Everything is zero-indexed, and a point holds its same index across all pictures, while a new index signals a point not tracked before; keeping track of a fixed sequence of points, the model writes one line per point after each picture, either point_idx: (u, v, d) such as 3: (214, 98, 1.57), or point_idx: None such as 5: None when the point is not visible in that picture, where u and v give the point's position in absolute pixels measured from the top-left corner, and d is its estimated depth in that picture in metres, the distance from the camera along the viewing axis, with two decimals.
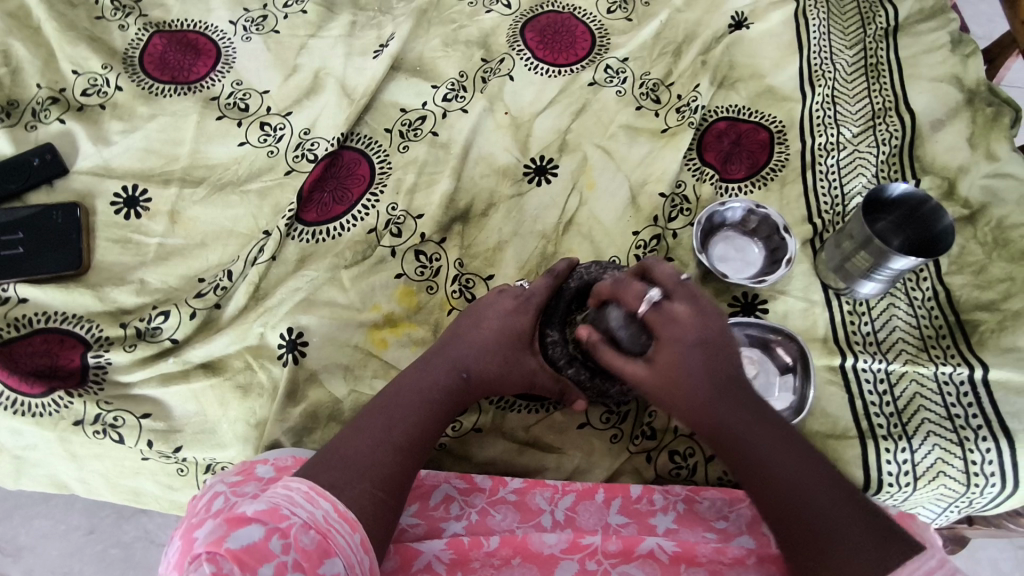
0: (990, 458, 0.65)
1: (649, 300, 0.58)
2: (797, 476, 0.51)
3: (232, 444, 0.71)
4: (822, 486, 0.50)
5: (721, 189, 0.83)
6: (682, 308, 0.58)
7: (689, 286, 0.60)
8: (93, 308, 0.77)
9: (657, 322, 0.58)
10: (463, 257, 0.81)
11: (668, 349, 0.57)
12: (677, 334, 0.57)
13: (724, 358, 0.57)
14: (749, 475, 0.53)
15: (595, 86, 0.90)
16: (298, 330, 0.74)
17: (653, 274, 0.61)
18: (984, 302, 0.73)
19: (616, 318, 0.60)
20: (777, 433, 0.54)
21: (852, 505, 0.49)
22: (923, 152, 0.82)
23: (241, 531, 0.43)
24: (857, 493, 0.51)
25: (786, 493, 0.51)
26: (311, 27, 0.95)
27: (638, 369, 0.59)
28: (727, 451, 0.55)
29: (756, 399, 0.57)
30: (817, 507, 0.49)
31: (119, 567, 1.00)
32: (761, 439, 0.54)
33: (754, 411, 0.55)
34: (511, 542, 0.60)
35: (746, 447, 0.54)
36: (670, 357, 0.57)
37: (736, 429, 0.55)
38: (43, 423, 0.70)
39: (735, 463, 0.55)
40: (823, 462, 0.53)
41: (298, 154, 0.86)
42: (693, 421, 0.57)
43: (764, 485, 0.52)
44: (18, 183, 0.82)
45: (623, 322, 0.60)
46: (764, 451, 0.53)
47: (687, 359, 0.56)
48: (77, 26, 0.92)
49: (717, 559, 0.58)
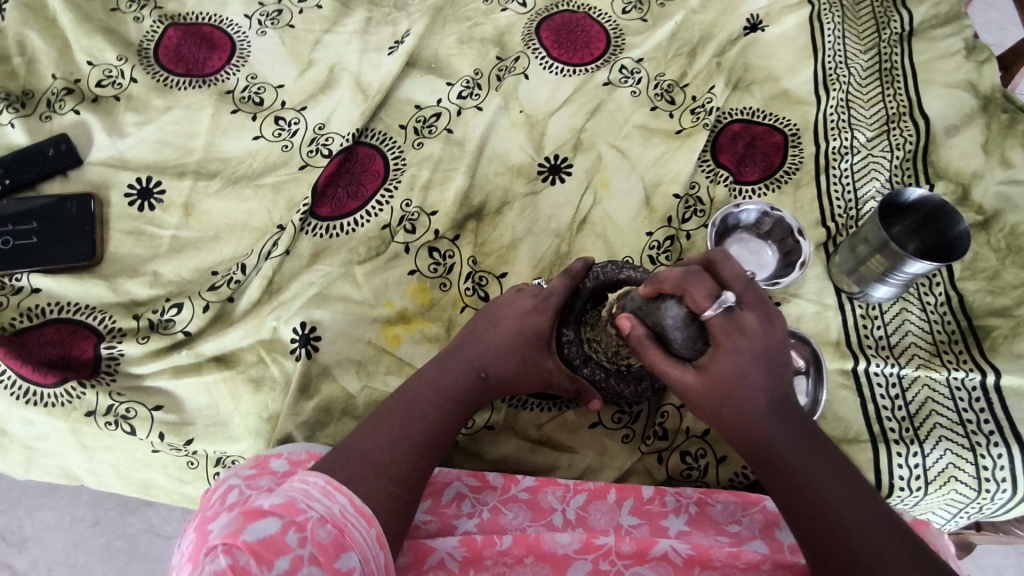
0: (1002, 464, 0.65)
1: (721, 305, 0.52)
2: (841, 502, 0.51)
3: (244, 438, 0.71)
4: (867, 515, 0.50)
5: (735, 191, 0.83)
6: (752, 317, 0.53)
7: (760, 290, 0.54)
8: (106, 299, 0.77)
9: (721, 329, 0.53)
10: (477, 254, 0.81)
11: (726, 359, 0.54)
12: (742, 344, 0.53)
13: (781, 372, 0.55)
14: (791, 494, 0.53)
15: (610, 85, 0.90)
16: (312, 325, 0.74)
17: (723, 272, 0.54)
18: (996, 308, 0.73)
19: (674, 317, 0.55)
20: (824, 459, 0.54)
21: (899, 539, 0.49)
22: (937, 158, 0.82)
23: (257, 523, 0.43)
24: (901, 526, 0.50)
25: (828, 516, 0.51)
26: (326, 22, 0.95)
27: (685, 374, 0.57)
28: (771, 466, 0.54)
29: (804, 416, 0.56)
30: (862, 536, 0.49)
31: (123, 560, 1.00)
32: (806, 461, 0.54)
33: (802, 433, 0.55)
34: (524, 542, 0.60)
35: (790, 465, 0.54)
36: (728, 368, 0.54)
37: (782, 449, 0.54)
38: (55, 413, 0.70)
39: (775, 478, 0.54)
40: (867, 490, 0.53)
41: (312, 149, 0.86)
42: (737, 432, 0.56)
43: (806, 506, 0.52)
44: (31, 173, 0.82)
45: (680, 323, 0.55)
46: (810, 473, 0.53)
47: (748, 372, 0.53)
48: (93, 17, 0.92)
49: (731, 563, 0.58)
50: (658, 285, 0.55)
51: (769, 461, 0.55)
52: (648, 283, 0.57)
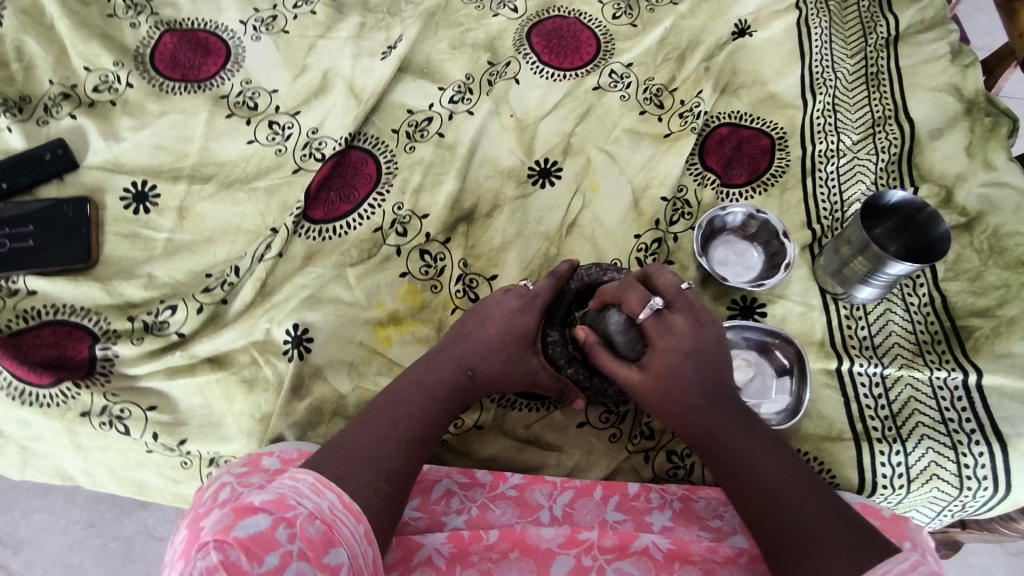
0: (983, 462, 0.66)
1: (650, 307, 0.61)
2: (779, 486, 0.53)
3: (237, 438, 0.72)
4: (806, 495, 0.52)
5: (722, 194, 0.84)
6: (680, 319, 0.61)
7: (689, 296, 0.62)
8: (101, 301, 0.78)
9: (654, 330, 0.61)
10: (467, 257, 0.82)
11: (663, 357, 0.60)
12: (673, 343, 0.60)
13: (716, 369, 0.60)
14: (736, 481, 0.55)
15: (599, 90, 0.91)
16: (304, 326, 0.75)
17: (654, 282, 0.64)
18: (979, 309, 0.74)
19: (615, 322, 0.64)
20: (763, 444, 0.56)
21: (838, 518, 0.50)
22: (921, 161, 0.83)
23: (248, 520, 0.44)
24: (840, 503, 0.52)
25: (769, 499, 0.53)
26: (320, 28, 0.96)
27: (631, 374, 0.62)
28: (714, 458, 0.57)
29: (746, 411, 0.59)
30: (798, 512, 0.51)
31: (118, 561, 1.01)
32: (745, 448, 0.56)
33: (740, 421, 0.58)
34: (510, 536, 0.61)
35: (731, 454, 0.56)
36: (664, 365, 0.60)
37: (722, 438, 0.57)
38: (50, 414, 0.71)
39: (719, 467, 0.57)
40: (807, 472, 0.55)
41: (306, 153, 0.87)
42: (683, 426, 0.59)
43: (749, 492, 0.54)
44: (28, 177, 0.83)
45: (621, 327, 0.63)
46: (750, 458, 0.55)
47: (681, 368, 0.59)
48: (90, 23, 0.94)
49: (709, 558, 0.59)
50: (602, 297, 0.65)
51: (712, 452, 0.57)
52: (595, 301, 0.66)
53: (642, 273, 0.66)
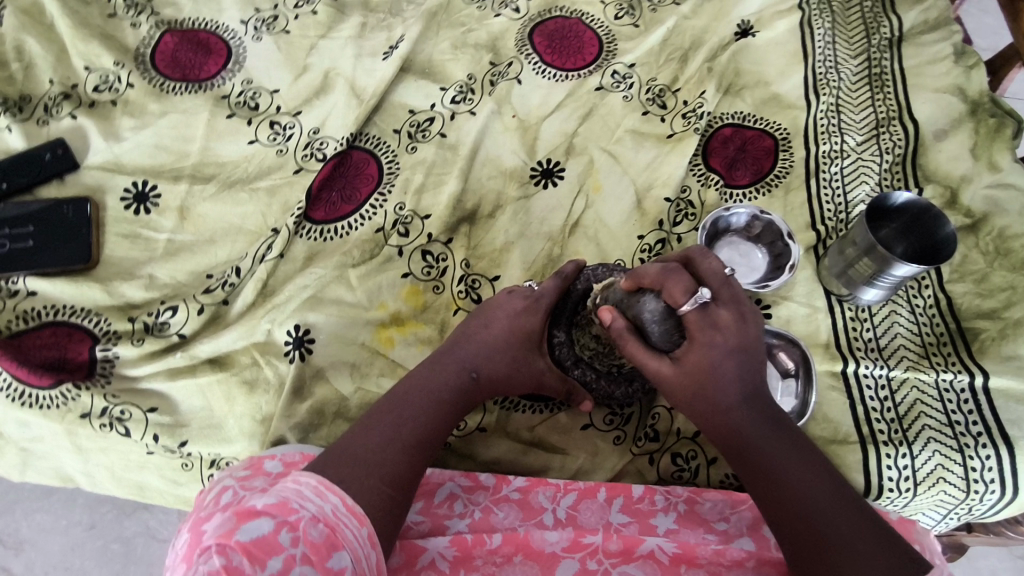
0: (990, 465, 0.65)
1: (696, 300, 0.55)
2: (813, 493, 0.53)
3: (238, 440, 0.71)
4: (837, 501, 0.53)
5: (726, 195, 0.84)
6: (726, 314, 0.56)
7: (735, 287, 0.57)
8: (101, 301, 0.77)
9: (697, 324, 0.56)
10: (470, 257, 0.82)
11: (701, 352, 0.56)
12: (715, 339, 0.56)
13: (753, 367, 0.58)
14: (766, 484, 0.55)
15: (602, 90, 0.91)
16: (305, 327, 0.75)
17: (699, 268, 0.57)
18: (985, 310, 0.74)
19: (652, 310, 0.56)
20: (795, 446, 0.56)
21: (872, 530, 0.51)
22: (925, 162, 0.83)
23: (250, 524, 0.44)
24: (868, 511, 0.53)
25: (800, 503, 0.53)
26: (321, 28, 0.96)
27: (664, 366, 0.58)
28: (744, 458, 0.56)
29: (778, 411, 0.58)
30: (831, 520, 0.51)
31: (119, 563, 1.00)
32: (778, 452, 0.55)
33: (773, 421, 0.57)
34: (513, 540, 0.60)
35: (764, 457, 0.55)
36: (703, 361, 0.56)
37: (754, 437, 0.56)
38: (50, 416, 0.71)
39: (749, 467, 0.56)
40: (835, 476, 0.55)
41: (307, 153, 0.87)
42: (713, 424, 0.58)
43: (781, 496, 0.54)
44: (28, 177, 0.83)
45: (658, 316, 0.56)
46: (781, 459, 0.55)
47: (721, 365, 0.56)
48: (90, 23, 0.93)
49: (716, 561, 0.59)
50: (639, 279, 0.58)
51: (741, 450, 0.57)
52: (628, 278, 0.59)
53: (686, 254, 0.59)
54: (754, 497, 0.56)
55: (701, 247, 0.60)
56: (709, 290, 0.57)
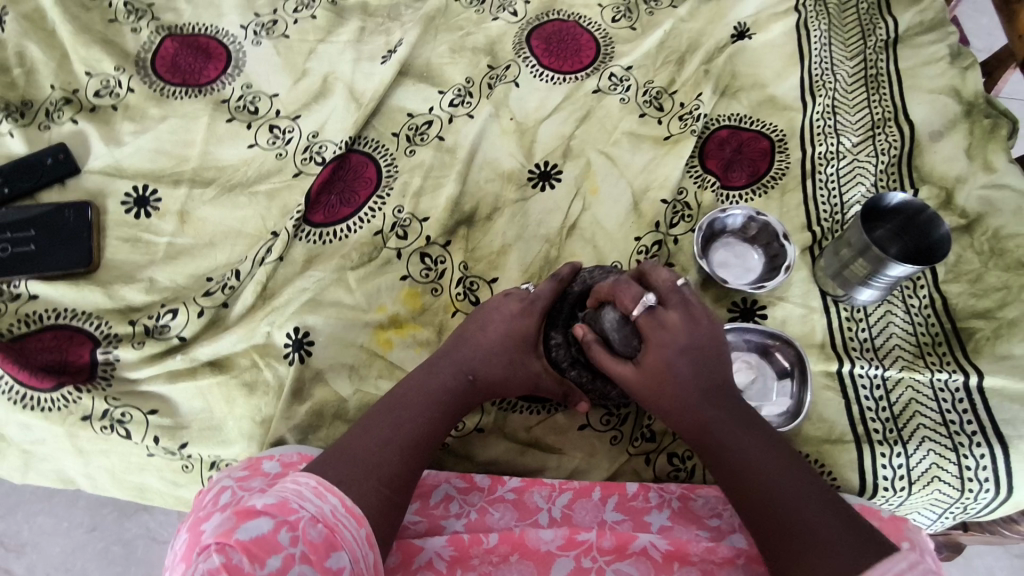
0: (984, 464, 0.66)
1: (642, 304, 0.62)
2: (779, 483, 0.53)
3: (238, 442, 0.72)
4: (803, 492, 0.52)
5: (722, 196, 0.84)
6: (674, 316, 0.61)
7: (683, 292, 0.63)
8: (102, 304, 0.78)
9: (648, 326, 0.61)
10: (468, 260, 0.82)
11: (656, 353, 0.60)
12: (666, 339, 0.60)
13: (712, 366, 0.60)
14: (734, 481, 0.55)
15: (599, 93, 0.91)
16: (304, 330, 0.75)
17: (648, 280, 0.64)
18: (980, 310, 0.74)
19: (610, 320, 0.64)
20: (761, 441, 0.56)
21: (835, 515, 0.50)
22: (920, 163, 0.83)
23: (250, 523, 0.44)
24: (836, 501, 0.52)
25: (764, 496, 0.53)
26: (320, 33, 0.96)
27: (627, 371, 0.62)
28: (710, 454, 0.57)
29: (745, 408, 0.59)
30: (795, 508, 0.51)
31: (120, 565, 1.01)
32: (743, 446, 0.56)
33: (740, 419, 0.57)
34: (509, 539, 0.61)
35: (729, 451, 0.56)
36: (659, 362, 0.60)
37: (717, 433, 0.57)
38: (51, 418, 0.71)
39: (716, 464, 0.57)
40: (805, 468, 0.55)
41: (306, 157, 0.87)
42: (679, 423, 0.59)
43: (747, 490, 0.54)
44: (30, 182, 0.84)
45: (616, 324, 0.63)
46: (746, 455, 0.55)
47: (675, 365, 0.59)
48: (91, 29, 0.94)
49: (708, 558, 0.59)
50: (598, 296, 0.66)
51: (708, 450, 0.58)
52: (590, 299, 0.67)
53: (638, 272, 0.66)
54: (728, 496, 0.56)
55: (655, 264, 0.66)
56: (657, 296, 0.63)
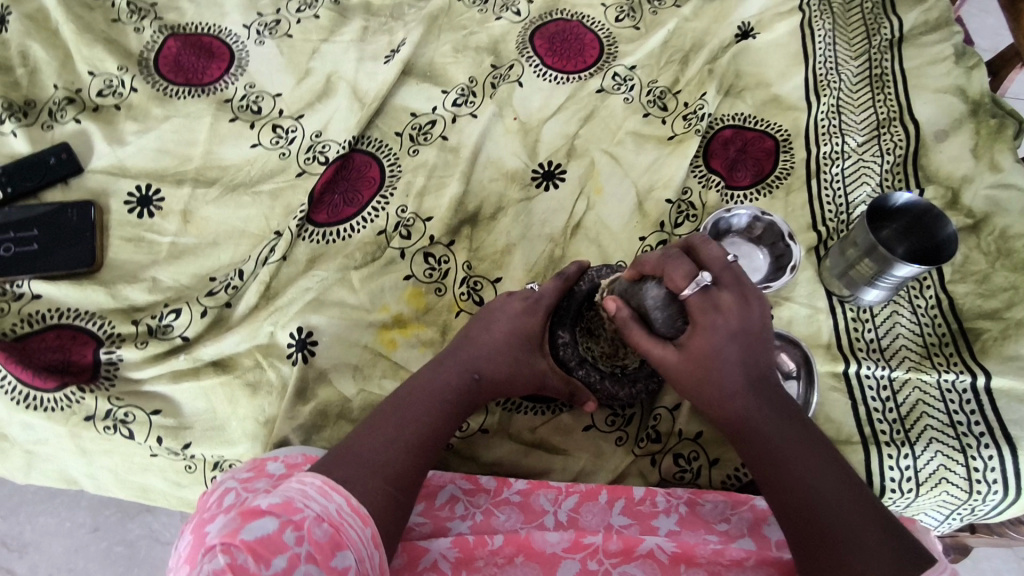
0: (992, 465, 0.65)
1: (696, 283, 0.58)
2: (818, 480, 0.53)
3: (241, 442, 0.72)
4: (840, 489, 0.52)
5: (727, 196, 0.84)
6: (728, 297, 0.58)
7: (737, 271, 0.60)
8: (105, 304, 0.78)
9: (698, 307, 0.58)
10: (472, 259, 0.82)
11: (704, 336, 0.58)
12: (717, 321, 0.58)
13: (756, 353, 0.58)
14: (771, 472, 0.55)
15: (603, 93, 0.91)
16: (308, 330, 0.75)
17: (701, 254, 0.60)
18: (987, 311, 0.74)
19: (654, 297, 0.60)
20: (799, 433, 0.56)
21: (875, 517, 0.50)
22: (927, 162, 0.83)
23: (254, 523, 0.44)
24: (873, 501, 0.52)
25: (802, 492, 0.53)
26: (324, 32, 0.96)
27: (667, 353, 0.60)
28: (748, 443, 0.57)
29: (784, 398, 0.58)
30: (832, 506, 0.51)
31: (122, 565, 1.01)
32: (782, 438, 0.55)
33: (779, 409, 0.57)
34: (514, 541, 0.60)
35: (768, 442, 0.56)
36: (705, 345, 0.58)
37: (757, 423, 0.57)
38: (54, 418, 0.71)
39: (753, 453, 0.57)
40: (843, 465, 0.54)
41: (309, 156, 0.87)
42: (718, 408, 0.58)
43: (786, 483, 0.54)
44: (33, 181, 0.83)
45: (661, 302, 0.60)
46: (785, 447, 0.55)
47: (724, 349, 0.57)
48: (94, 28, 0.94)
49: (715, 560, 0.59)
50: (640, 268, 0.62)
51: (749, 437, 0.57)
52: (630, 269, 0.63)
53: (686, 244, 0.61)
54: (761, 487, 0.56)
55: (702, 237, 0.62)
56: (712, 275, 0.59)
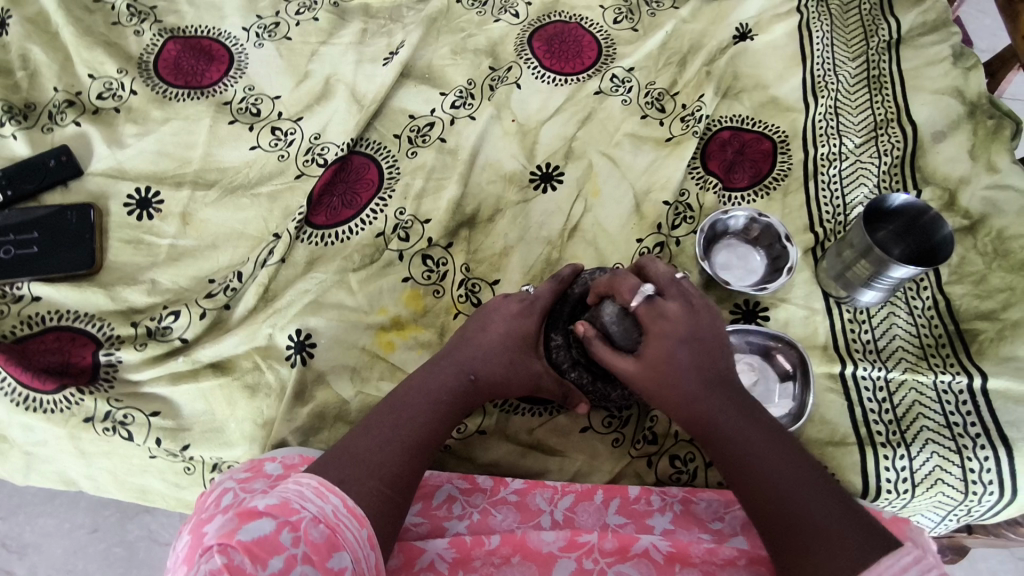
0: (989, 466, 0.65)
1: (641, 294, 0.62)
2: (781, 473, 0.53)
3: (239, 444, 0.72)
4: (803, 482, 0.52)
5: (725, 197, 0.84)
6: (673, 306, 0.61)
7: (683, 285, 0.63)
8: (105, 307, 0.78)
9: (648, 317, 0.61)
10: (470, 261, 0.82)
11: (657, 343, 0.60)
12: (667, 328, 0.60)
13: (712, 356, 0.60)
14: (736, 471, 0.55)
15: (601, 94, 0.91)
16: (306, 332, 0.76)
17: (647, 273, 0.65)
18: (984, 311, 0.74)
19: (610, 313, 0.64)
20: (761, 430, 0.56)
21: (838, 507, 0.50)
22: (924, 163, 0.83)
23: (252, 524, 0.44)
24: (841, 494, 0.52)
25: (767, 486, 0.53)
26: (323, 35, 0.97)
27: (629, 365, 0.62)
28: (712, 444, 0.58)
29: (745, 398, 0.59)
30: (796, 500, 0.51)
31: (122, 566, 1.01)
32: (744, 437, 0.56)
33: (739, 408, 0.58)
34: (511, 541, 0.61)
35: (731, 442, 0.56)
36: (659, 352, 0.60)
37: (718, 423, 0.57)
38: (54, 420, 0.71)
39: (718, 454, 0.57)
40: (811, 461, 0.55)
41: (308, 159, 0.87)
42: (680, 414, 0.60)
43: (750, 480, 0.54)
44: (33, 184, 0.84)
45: (616, 317, 0.63)
46: (746, 445, 0.56)
47: (675, 354, 0.59)
48: (94, 31, 0.94)
49: (709, 560, 0.59)
50: (598, 291, 0.67)
51: (713, 441, 0.58)
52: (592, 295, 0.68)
53: (637, 267, 0.67)
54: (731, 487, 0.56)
55: (653, 258, 0.67)
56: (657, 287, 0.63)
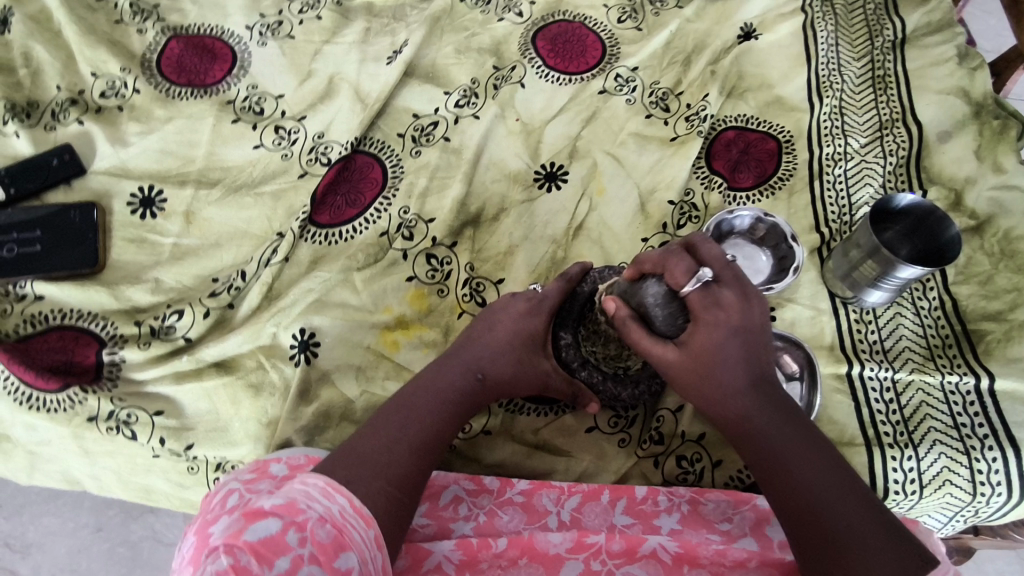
0: (996, 467, 0.65)
1: (698, 278, 0.57)
2: (822, 481, 0.53)
3: (244, 443, 0.72)
4: (843, 491, 0.52)
5: (730, 197, 0.83)
6: (728, 294, 0.58)
7: (737, 270, 0.59)
8: (108, 306, 0.78)
9: (700, 304, 0.58)
10: (474, 261, 0.82)
11: (706, 333, 0.57)
12: (720, 317, 0.57)
13: (758, 351, 0.58)
14: (773, 473, 0.55)
15: (605, 94, 0.91)
16: (311, 331, 0.75)
17: (700, 253, 0.59)
18: (990, 312, 0.74)
19: (654, 294, 0.59)
20: (802, 434, 0.56)
21: (878, 519, 0.51)
22: (929, 164, 0.82)
23: (258, 524, 0.44)
24: (875, 502, 0.52)
25: (806, 493, 0.53)
26: (326, 33, 0.96)
27: (668, 352, 0.59)
28: (749, 442, 0.57)
29: (785, 397, 0.58)
30: (836, 509, 0.51)
31: (124, 566, 1.01)
32: (784, 438, 0.55)
33: (781, 409, 0.57)
34: (518, 543, 0.60)
35: (770, 443, 0.56)
36: (707, 343, 0.57)
37: (758, 422, 0.56)
38: (57, 419, 0.71)
39: (755, 453, 0.56)
40: (843, 463, 0.55)
41: (312, 158, 0.87)
42: (718, 408, 0.58)
43: (788, 484, 0.54)
44: (36, 183, 0.84)
45: (661, 299, 0.59)
46: (786, 448, 0.55)
47: (724, 346, 0.57)
48: (97, 30, 0.94)
49: (718, 561, 0.59)
50: (639, 266, 0.61)
51: (749, 437, 0.57)
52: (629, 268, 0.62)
53: (687, 241, 0.61)
54: (763, 487, 0.56)
55: (702, 235, 0.62)
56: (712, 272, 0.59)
